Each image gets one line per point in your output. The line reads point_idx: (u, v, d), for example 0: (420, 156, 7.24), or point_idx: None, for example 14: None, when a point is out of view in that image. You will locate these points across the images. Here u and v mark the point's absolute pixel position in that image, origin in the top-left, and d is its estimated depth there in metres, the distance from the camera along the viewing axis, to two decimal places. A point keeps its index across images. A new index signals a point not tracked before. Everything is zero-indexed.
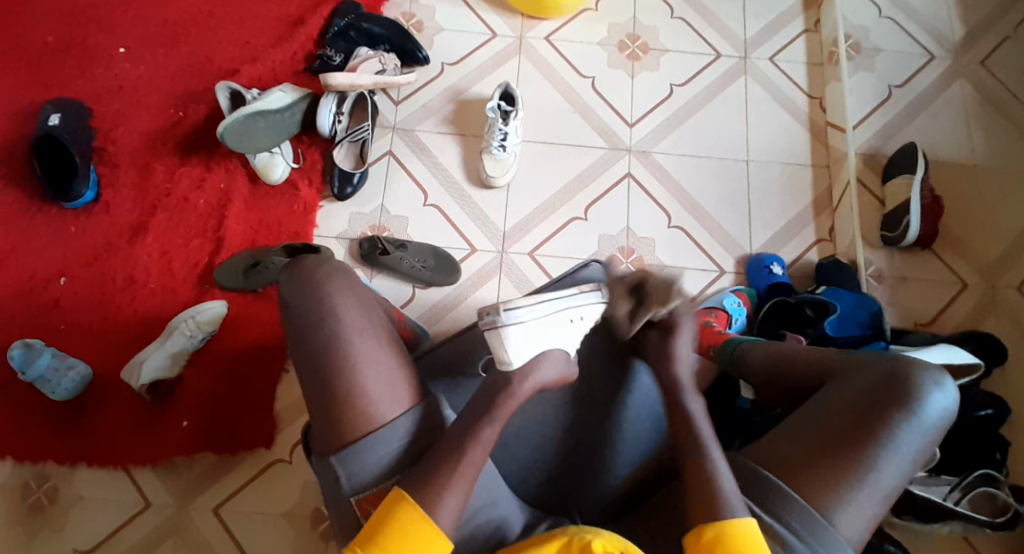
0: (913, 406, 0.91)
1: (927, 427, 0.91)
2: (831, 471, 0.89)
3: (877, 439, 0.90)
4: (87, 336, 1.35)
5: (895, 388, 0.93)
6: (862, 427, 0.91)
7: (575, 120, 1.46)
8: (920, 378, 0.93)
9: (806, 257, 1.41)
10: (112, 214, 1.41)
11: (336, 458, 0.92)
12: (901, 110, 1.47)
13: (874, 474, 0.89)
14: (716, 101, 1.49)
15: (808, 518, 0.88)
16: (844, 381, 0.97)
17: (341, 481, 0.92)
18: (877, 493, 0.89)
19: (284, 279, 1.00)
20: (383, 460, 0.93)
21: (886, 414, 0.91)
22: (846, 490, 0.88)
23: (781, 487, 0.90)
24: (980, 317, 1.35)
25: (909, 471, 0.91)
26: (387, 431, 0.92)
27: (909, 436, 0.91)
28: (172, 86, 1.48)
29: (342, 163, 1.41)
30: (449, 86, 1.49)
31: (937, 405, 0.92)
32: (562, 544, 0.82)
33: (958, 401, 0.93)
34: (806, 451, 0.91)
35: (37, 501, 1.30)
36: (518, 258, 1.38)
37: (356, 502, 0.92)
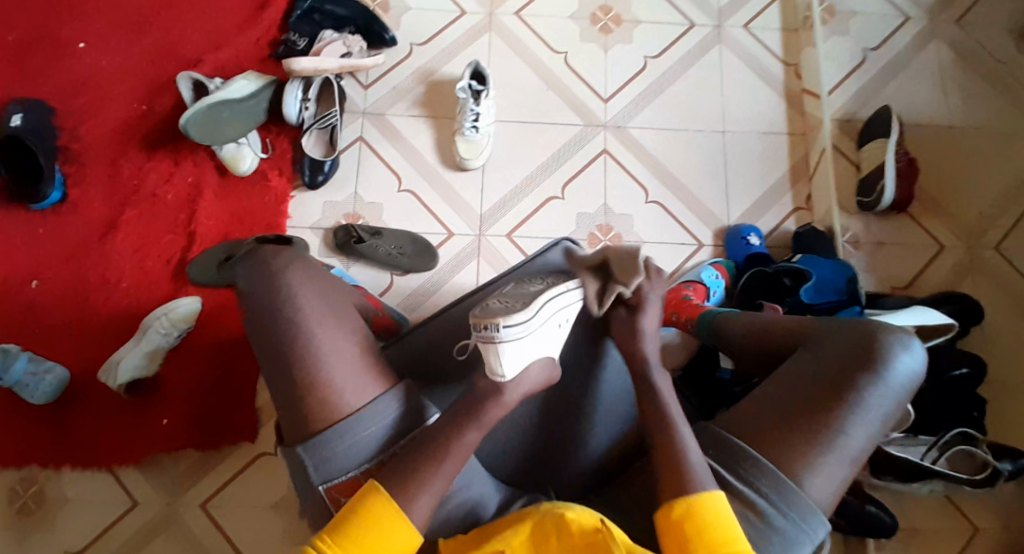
0: (880, 369, 0.93)
1: (896, 390, 0.93)
2: (801, 436, 0.91)
3: (845, 401, 0.91)
4: (62, 339, 1.33)
5: (862, 352, 0.94)
6: (830, 391, 0.93)
7: (548, 97, 1.44)
8: (887, 340, 0.95)
9: (784, 227, 1.41)
10: (81, 213, 1.38)
11: (303, 447, 0.94)
12: (877, 74, 1.46)
13: (843, 436, 0.90)
14: (691, 72, 1.46)
15: (777, 479, 0.89)
16: (813, 347, 0.98)
17: (310, 471, 0.94)
18: (847, 456, 0.90)
19: (246, 272, 1.01)
20: (351, 449, 0.94)
21: (854, 377, 0.93)
22: (815, 452, 0.89)
23: (750, 451, 0.91)
24: (957, 279, 1.36)
25: (880, 434, 0.92)
26: (354, 419, 0.94)
27: (877, 399, 0.92)
28: (134, 78, 1.44)
29: (312, 151, 1.39)
30: (419, 67, 1.46)
31: (905, 366, 0.94)
32: (534, 523, 0.83)
33: (926, 362, 0.95)
34: (777, 415, 0.93)
35: (24, 505, 1.30)
36: (496, 241, 1.37)
37: (325, 491, 0.94)
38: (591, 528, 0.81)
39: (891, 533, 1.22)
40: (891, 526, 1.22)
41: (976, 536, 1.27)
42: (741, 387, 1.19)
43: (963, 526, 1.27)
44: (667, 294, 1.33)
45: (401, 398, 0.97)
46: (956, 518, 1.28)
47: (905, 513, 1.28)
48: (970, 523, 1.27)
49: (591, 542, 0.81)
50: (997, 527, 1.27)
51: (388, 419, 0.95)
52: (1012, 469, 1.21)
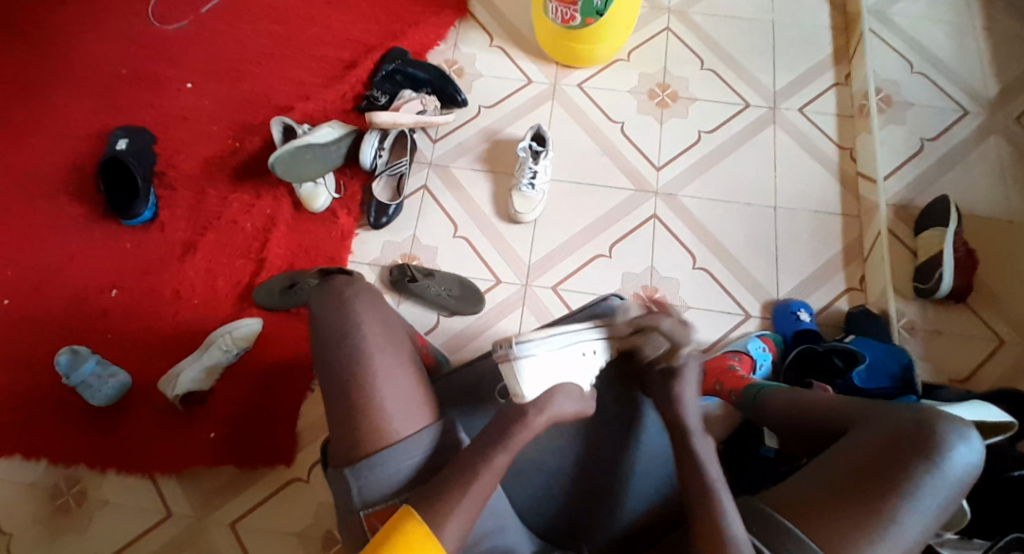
0: (936, 459, 0.91)
1: (951, 482, 0.91)
2: (854, 520, 0.88)
3: (899, 489, 0.89)
4: (131, 347, 1.44)
5: (918, 440, 0.92)
6: (883, 476, 0.90)
7: (603, 162, 1.51)
8: (944, 429, 0.93)
9: (835, 305, 1.40)
10: (166, 234, 1.51)
11: (349, 471, 0.97)
12: (934, 163, 1.47)
13: (895, 524, 0.88)
14: (744, 148, 1.51)
15: None
16: (864, 430, 0.97)
17: (352, 494, 0.97)
18: (897, 545, 0.88)
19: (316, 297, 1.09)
20: (396, 476, 0.97)
21: (908, 464, 0.91)
22: (867, 538, 0.87)
23: (800, 532, 0.88)
24: (1018, 376, 1.30)
25: (932, 526, 0.90)
26: (400, 448, 0.97)
27: (931, 489, 0.90)
28: (230, 119, 1.60)
29: (380, 196, 1.49)
30: (485, 127, 1.56)
31: (961, 459, 0.92)
32: None
33: (983, 457, 0.93)
34: (826, 496, 0.91)
35: (66, 504, 1.37)
36: (542, 292, 1.41)
37: (365, 516, 0.96)
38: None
39: None
40: None
41: None
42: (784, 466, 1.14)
43: None
44: (710, 360, 1.32)
45: (438, 433, 1.00)
46: None
47: None
48: None
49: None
50: None
51: (427, 452, 0.99)
52: None
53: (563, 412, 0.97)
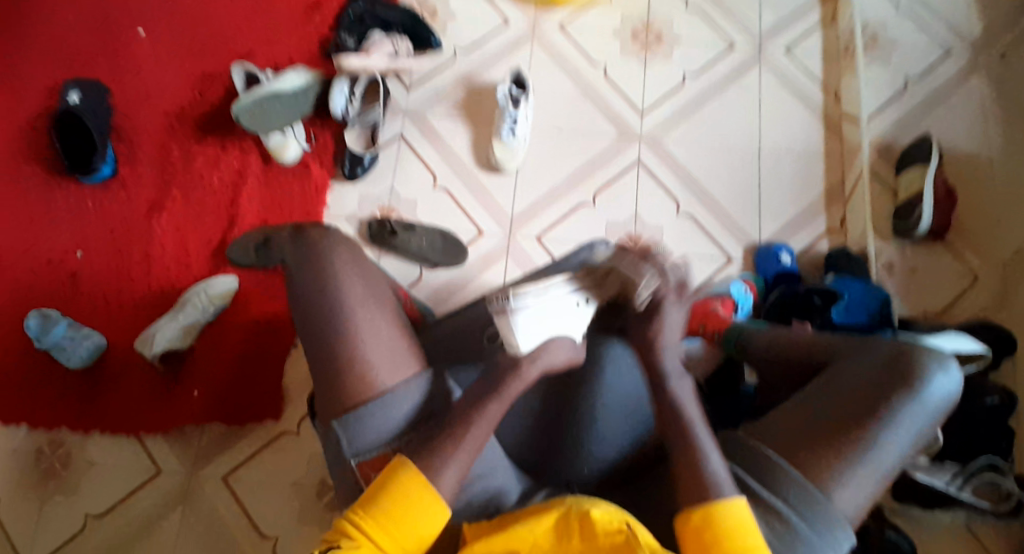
0: (915, 387, 0.93)
1: (930, 409, 0.93)
2: (834, 446, 0.91)
3: (880, 416, 0.92)
4: (102, 310, 1.39)
5: (898, 370, 0.95)
6: (865, 404, 0.93)
7: (585, 108, 1.46)
8: (923, 362, 0.96)
9: (816, 248, 1.39)
10: (129, 191, 1.44)
11: (336, 422, 0.96)
12: (917, 103, 1.45)
13: (876, 450, 0.91)
14: (728, 91, 1.48)
15: (807, 490, 0.89)
16: (846, 363, 1.00)
17: (343, 445, 0.96)
18: (877, 470, 0.90)
19: (294, 251, 1.07)
20: (387, 425, 0.96)
21: (889, 393, 0.93)
22: (848, 464, 0.90)
23: (782, 463, 0.91)
24: (992, 311, 1.33)
25: (907, 456, 0.93)
26: (388, 398, 0.96)
27: (910, 417, 0.92)
28: (189, 67, 1.51)
29: (353, 145, 1.42)
30: (461, 72, 1.50)
31: (941, 387, 0.95)
32: (558, 516, 0.84)
33: (961, 385, 0.96)
34: (809, 424, 0.93)
35: (48, 468, 1.34)
36: (525, 242, 1.39)
37: (357, 465, 0.95)
38: (615, 530, 0.82)
39: None
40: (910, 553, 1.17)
41: None
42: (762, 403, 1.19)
43: None
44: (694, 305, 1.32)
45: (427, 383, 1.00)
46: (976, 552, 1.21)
47: (925, 543, 1.22)
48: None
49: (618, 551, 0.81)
50: None
51: (417, 400, 0.98)
52: None
53: (556, 362, 0.99)
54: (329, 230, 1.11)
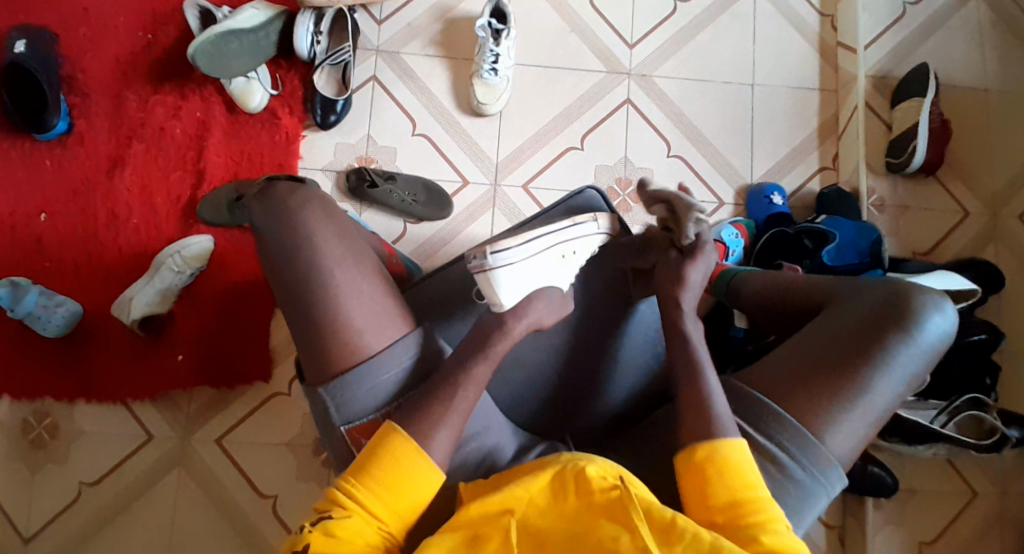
0: (911, 329, 0.90)
1: (926, 350, 0.90)
2: (827, 390, 0.89)
3: (874, 359, 0.89)
4: (72, 275, 1.33)
5: (895, 311, 0.91)
6: (859, 346, 0.90)
7: (571, 41, 1.37)
8: (919, 301, 0.92)
9: (808, 187, 1.36)
10: (87, 146, 1.36)
11: (324, 389, 0.92)
12: (915, 29, 1.39)
13: (868, 393, 0.89)
14: (722, 19, 1.40)
15: (798, 435, 0.88)
16: (842, 303, 0.96)
17: (331, 412, 0.93)
18: (869, 413, 0.89)
19: (257, 210, 0.94)
20: (375, 392, 0.92)
21: (884, 336, 0.90)
22: (840, 407, 0.88)
23: (775, 408, 0.89)
24: (980, 247, 1.33)
25: (900, 395, 0.91)
26: (374, 364, 0.91)
27: (904, 359, 0.90)
28: (140, 8, 1.40)
29: (324, 90, 1.34)
30: (435, 4, 1.40)
31: (937, 326, 0.91)
32: (553, 474, 0.80)
33: (958, 324, 0.93)
34: (801, 367, 0.91)
35: (38, 438, 1.33)
36: (511, 191, 1.34)
37: (347, 432, 0.92)
38: (607, 486, 0.79)
39: (891, 493, 1.25)
40: (892, 486, 1.25)
41: (975, 498, 1.27)
42: (754, 344, 1.19)
43: (962, 489, 1.28)
44: None
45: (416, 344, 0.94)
46: (956, 481, 1.28)
47: (907, 475, 1.29)
48: (968, 484, 1.28)
49: (610, 506, 0.78)
50: (994, 490, 1.27)
51: (407, 363, 0.93)
52: (1020, 436, 1.21)
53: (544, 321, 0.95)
54: (294, 180, 0.98)
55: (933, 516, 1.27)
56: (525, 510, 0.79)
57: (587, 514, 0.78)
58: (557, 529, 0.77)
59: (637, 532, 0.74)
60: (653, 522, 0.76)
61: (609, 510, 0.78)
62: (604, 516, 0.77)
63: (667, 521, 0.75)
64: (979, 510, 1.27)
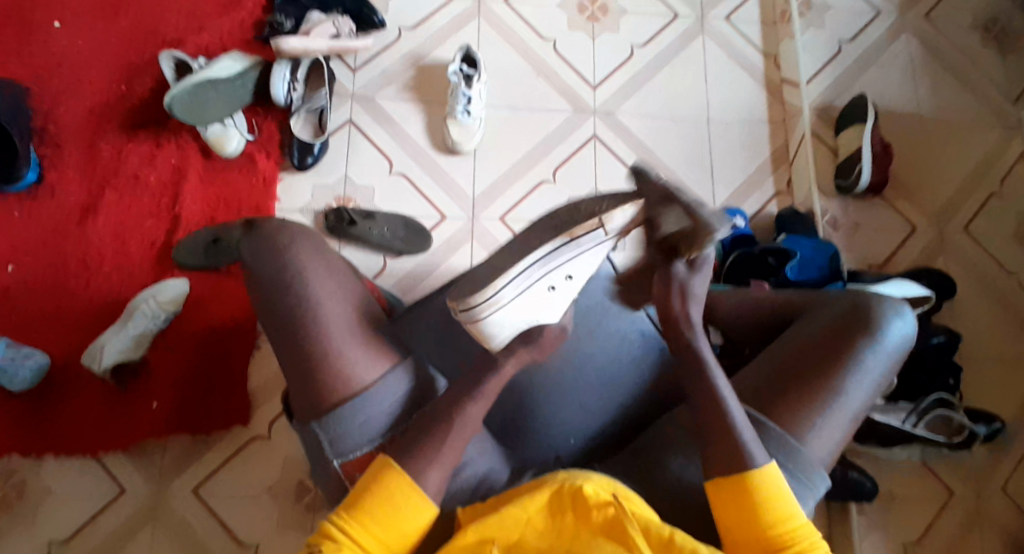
0: (874, 333, 0.95)
1: (890, 353, 0.95)
2: (804, 395, 0.92)
3: (844, 363, 0.94)
4: (42, 325, 1.30)
5: (857, 318, 0.97)
6: (828, 354, 0.95)
7: (538, 83, 1.46)
8: (879, 310, 0.98)
9: (766, 210, 1.44)
10: (60, 195, 1.36)
11: (316, 424, 0.88)
12: (850, 65, 1.53)
13: (842, 395, 0.92)
14: (675, 61, 1.51)
15: (783, 439, 0.90)
16: (809, 318, 1.01)
17: (324, 447, 0.88)
18: (846, 415, 0.92)
19: (246, 244, 0.93)
20: (370, 424, 0.89)
21: (851, 341, 0.95)
22: (818, 411, 0.92)
23: (758, 417, 0.92)
24: (930, 258, 1.42)
25: (871, 397, 0.95)
26: (368, 396, 0.88)
27: (872, 362, 0.94)
28: (115, 61, 1.43)
29: (300, 134, 1.38)
30: (408, 52, 1.47)
31: (898, 331, 0.97)
32: (551, 493, 0.78)
33: (916, 328, 0.98)
34: (777, 378, 0.95)
35: (1, 499, 1.26)
36: (489, 224, 1.38)
37: (342, 466, 0.88)
38: (603, 504, 0.77)
39: (870, 497, 1.28)
40: (871, 491, 1.28)
41: (952, 497, 1.31)
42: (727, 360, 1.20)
43: (939, 490, 1.31)
44: None
45: (408, 373, 0.92)
46: (934, 483, 1.32)
47: (888, 480, 1.32)
48: (944, 485, 1.32)
49: (607, 526, 0.76)
50: (970, 489, 1.32)
51: (400, 394, 0.91)
52: (986, 431, 1.30)
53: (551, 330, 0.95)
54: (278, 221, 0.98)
55: (916, 518, 1.30)
56: (523, 532, 0.76)
57: (585, 532, 0.76)
58: (556, 552, 0.75)
59: (637, 552, 0.73)
60: (651, 540, 0.75)
61: (607, 530, 0.76)
62: (601, 534, 0.76)
63: (665, 538, 0.75)
64: (959, 509, 1.30)
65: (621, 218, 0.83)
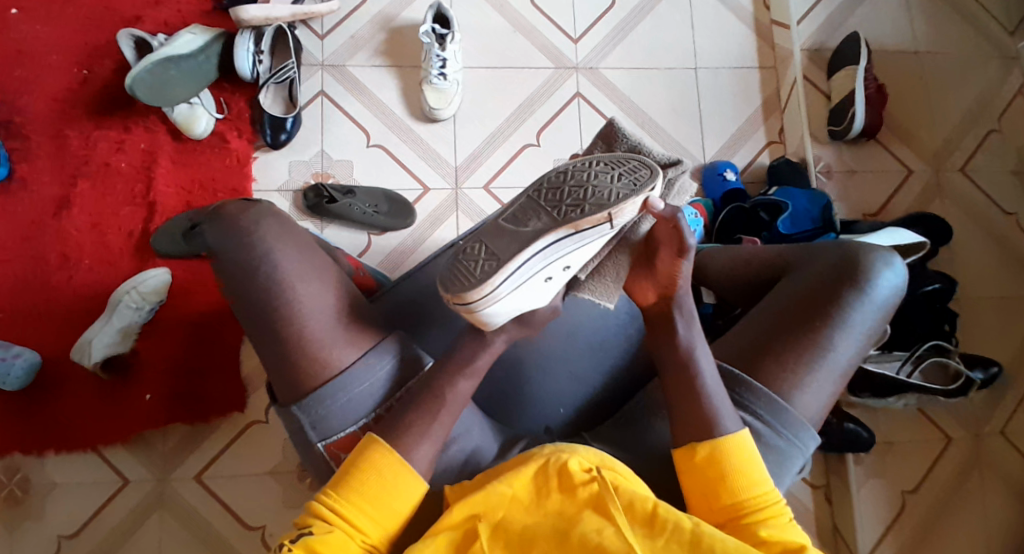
0: (862, 285, 0.92)
1: (880, 304, 0.93)
2: (791, 353, 0.91)
3: (832, 318, 0.91)
4: (28, 324, 1.28)
5: (845, 269, 0.94)
6: (816, 308, 0.92)
7: (517, 40, 1.39)
8: (868, 259, 0.94)
9: (758, 161, 1.40)
10: (29, 189, 1.31)
11: (298, 407, 0.86)
12: (844, 0, 1.46)
13: (830, 351, 0.91)
14: (659, 8, 1.43)
15: (770, 399, 0.89)
16: (797, 270, 0.98)
17: (307, 429, 0.87)
18: (833, 370, 0.91)
19: (219, 242, 0.86)
20: (351, 406, 0.86)
21: (839, 295, 0.92)
22: (805, 368, 0.90)
23: (745, 377, 0.91)
24: (926, 202, 1.39)
25: (861, 350, 0.93)
26: (347, 377, 0.86)
27: (861, 315, 0.92)
28: (70, 41, 1.36)
29: (271, 109, 1.33)
30: (378, 13, 1.39)
31: (888, 282, 0.94)
32: (537, 469, 0.78)
33: (907, 277, 0.95)
34: (764, 336, 0.93)
35: (10, 496, 1.27)
36: (474, 193, 1.34)
37: (325, 447, 0.87)
38: (587, 480, 0.77)
39: (868, 447, 1.30)
40: (868, 440, 1.30)
41: (950, 445, 1.33)
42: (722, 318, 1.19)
43: (933, 435, 1.33)
44: None
45: (391, 351, 0.89)
46: (929, 429, 1.34)
47: (883, 429, 1.34)
48: (939, 431, 1.33)
49: (592, 499, 0.76)
50: (964, 433, 1.34)
51: (383, 374, 0.88)
52: (983, 377, 1.30)
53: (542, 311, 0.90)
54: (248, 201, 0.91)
55: (911, 465, 1.32)
56: (509, 509, 0.76)
57: (570, 508, 0.76)
58: (541, 526, 0.75)
59: (621, 526, 0.73)
60: (635, 514, 0.74)
61: (592, 503, 0.75)
62: (586, 507, 0.75)
63: (649, 512, 0.74)
64: (953, 453, 1.32)
65: (629, 208, 0.77)
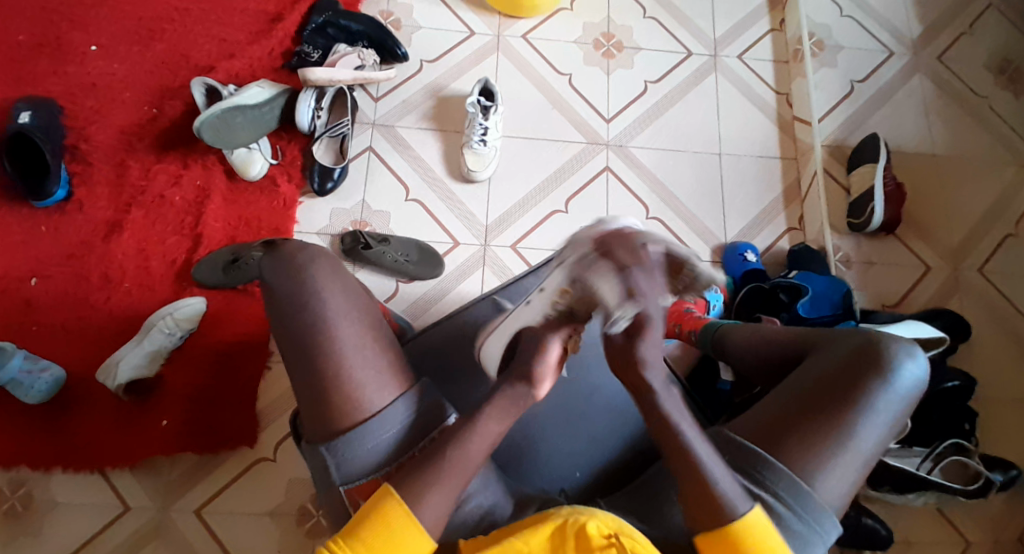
0: (887, 373, 0.90)
1: (904, 395, 0.90)
2: (814, 436, 0.87)
3: (856, 404, 0.88)
4: (60, 339, 1.33)
5: (869, 355, 0.91)
6: (839, 392, 0.89)
7: (553, 116, 1.50)
8: (892, 348, 0.92)
9: (778, 246, 1.45)
10: (86, 212, 1.40)
11: (325, 447, 0.86)
12: (864, 103, 1.55)
13: (855, 438, 0.87)
14: (688, 97, 1.54)
15: (792, 482, 0.85)
16: (819, 353, 0.95)
17: (331, 470, 0.86)
18: (857, 458, 0.87)
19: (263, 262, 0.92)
20: (375, 450, 0.86)
21: (863, 380, 0.89)
22: (829, 453, 0.86)
23: (767, 457, 0.86)
24: (944, 298, 1.41)
25: (884, 440, 0.89)
26: (376, 421, 0.86)
27: (886, 404, 0.89)
28: (147, 83, 1.49)
29: (322, 159, 1.42)
30: (429, 83, 1.52)
31: (912, 372, 0.91)
32: (554, 528, 0.77)
33: (930, 370, 0.92)
34: (786, 417, 0.89)
35: (10, 509, 1.27)
36: (501, 250, 1.40)
37: (347, 492, 0.86)
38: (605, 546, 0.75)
39: (885, 545, 1.24)
40: (885, 538, 1.24)
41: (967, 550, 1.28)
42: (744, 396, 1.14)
43: (952, 537, 1.28)
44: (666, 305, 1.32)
45: (417, 399, 0.88)
46: (948, 530, 1.29)
47: (902, 527, 1.29)
48: (959, 534, 1.28)
49: None
50: (986, 538, 1.28)
51: (406, 423, 0.87)
52: (1003, 480, 1.25)
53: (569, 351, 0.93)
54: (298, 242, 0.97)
55: None
56: None
57: None
58: None
59: None
60: None
61: None
62: None
63: None
64: None
65: None
